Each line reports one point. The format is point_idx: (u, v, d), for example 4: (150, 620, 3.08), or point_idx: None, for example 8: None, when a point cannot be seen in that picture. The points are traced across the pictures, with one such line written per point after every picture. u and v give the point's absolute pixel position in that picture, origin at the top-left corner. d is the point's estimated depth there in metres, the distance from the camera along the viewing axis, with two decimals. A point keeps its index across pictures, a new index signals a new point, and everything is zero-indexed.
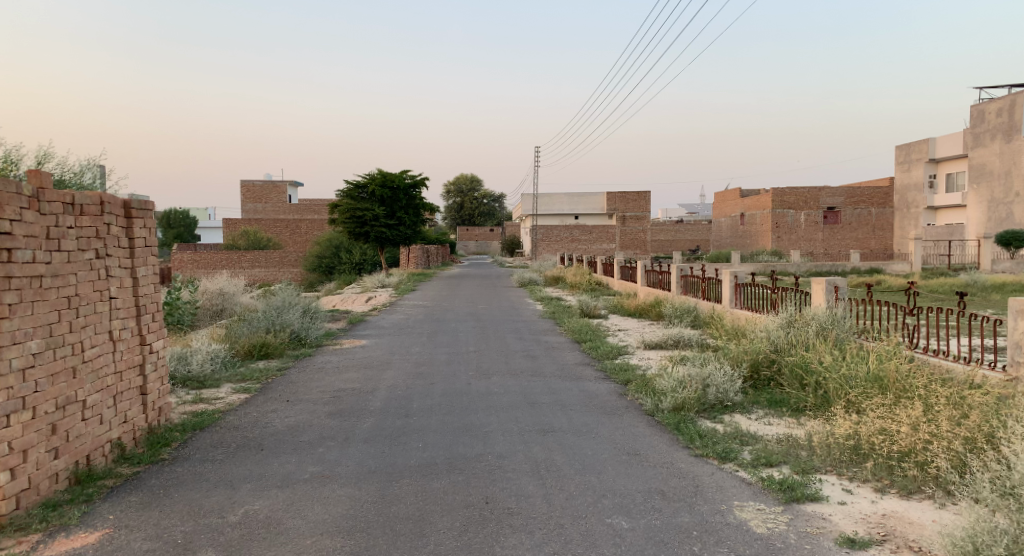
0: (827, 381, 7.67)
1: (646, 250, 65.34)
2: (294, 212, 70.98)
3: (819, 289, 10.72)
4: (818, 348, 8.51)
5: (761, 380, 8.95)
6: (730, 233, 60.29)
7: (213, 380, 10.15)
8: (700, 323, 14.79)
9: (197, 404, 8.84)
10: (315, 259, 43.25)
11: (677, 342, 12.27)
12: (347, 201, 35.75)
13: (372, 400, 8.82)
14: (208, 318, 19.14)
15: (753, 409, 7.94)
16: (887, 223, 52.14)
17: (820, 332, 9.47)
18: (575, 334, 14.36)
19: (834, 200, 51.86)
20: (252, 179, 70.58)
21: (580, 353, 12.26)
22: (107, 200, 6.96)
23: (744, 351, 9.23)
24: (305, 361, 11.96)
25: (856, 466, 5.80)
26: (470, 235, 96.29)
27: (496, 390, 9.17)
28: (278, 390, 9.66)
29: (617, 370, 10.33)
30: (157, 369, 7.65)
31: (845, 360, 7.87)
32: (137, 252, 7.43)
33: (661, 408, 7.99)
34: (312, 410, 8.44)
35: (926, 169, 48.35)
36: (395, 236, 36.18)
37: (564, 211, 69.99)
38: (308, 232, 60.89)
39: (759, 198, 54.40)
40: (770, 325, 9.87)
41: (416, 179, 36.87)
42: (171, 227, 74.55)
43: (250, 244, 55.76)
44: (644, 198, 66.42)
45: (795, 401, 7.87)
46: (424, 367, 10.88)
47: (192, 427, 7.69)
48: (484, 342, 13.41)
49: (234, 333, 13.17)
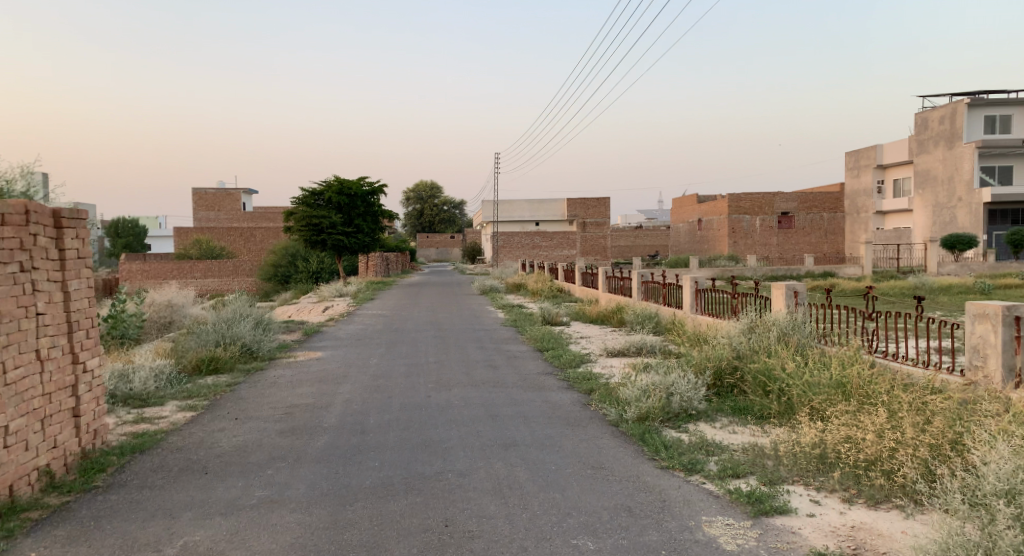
0: (791, 388, 7.54)
1: (607, 256, 65.50)
2: (249, 220, 69.66)
3: (779, 294, 10.69)
4: (781, 353, 8.41)
5: (725, 388, 8.82)
6: (688, 238, 60.83)
7: (157, 398, 9.68)
8: (662, 329, 14.68)
9: (138, 424, 8.39)
10: (272, 268, 42.36)
11: (639, 349, 12.14)
12: (304, 209, 35.09)
13: (327, 416, 8.46)
14: (156, 331, 18.47)
15: (717, 418, 7.79)
16: (839, 228, 53.17)
17: (781, 337, 9.39)
18: (536, 342, 14.14)
19: (788, 206, 52.72)
20: (204, 187, 69.08)
21: (542, 361, 12.03)
22: (33, 208, 6.57)
23: (706, 358, 9.10)
24: (256, 376, 11.52)
25: (823, 476, 5.65)
26: (430, 242, 95.76)
27: (457, 403, 8.89)
28: (228, 408, 9.23)
29: (580, 379, 10.12)
30: (92, 389, 7.22)
31: (808, 366, 7.76)
32: (67, 264, 7.01)
33: (625, 418, 7.80)
34: (262, 428, 8.05)
35: (874, 175, 49.43)
36: (352, 243, 35.59)
37: (524, 218, 69.94)
38: (264, 241, 59.77)
39: (715, 204, 55.03)
40: (732, 331, 9.78)
41: (375, 186, 36.37)
42: (120, 237, 72.51)
43: (203, 253, 54.45)
44: (603, 204, 66.72)
45: (759, 409, 7.75)
46: (382, 380, 10.53)
47: (132, 450, 7.28)
48: (443, 352, 13.10)
49: (182, 348, 12.66)
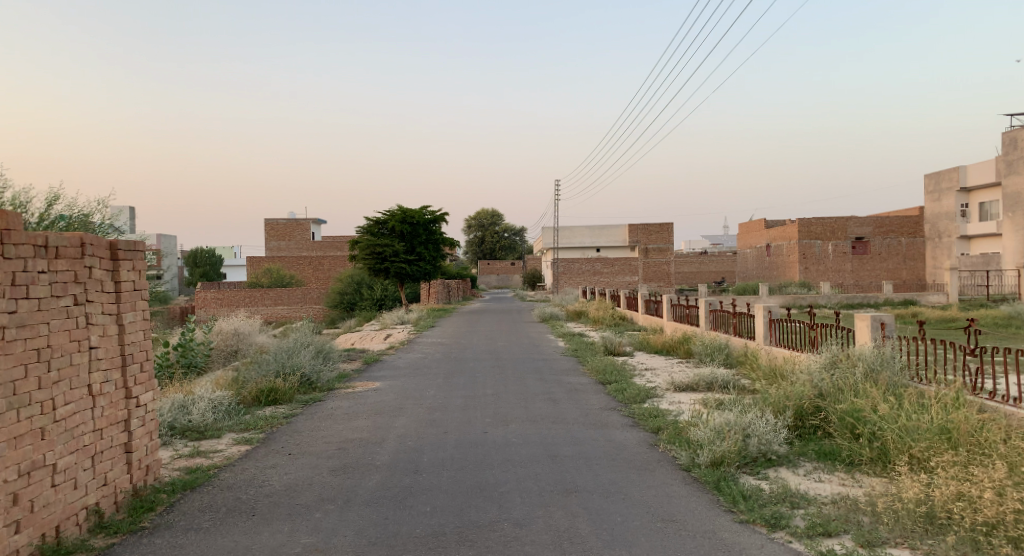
0: (884, 433, 6.86)
1: (671, 282, 64.31)
2: (316, 249, 71.09)
3: (864, 326, 9.98)
4: (872, 393, 7.71)
5: (808, 429, 8.13)
6: (756, 264, 59.15)
7: (214, 431, 9.52)
8: (733, 361, 13.90)
9: (193, 458, 8.22)
10: (337, 296, 42.90)
11: (710, 384, 11.46)
12: (368, 238, 35.47)
13: (381, 453, 8.11)
14: (221, 359, 18.63)
15: (800, 463, 7.15)
16: (919, 253, 50.86)
17: (868, 374, 8.66)
18: (598, 373, 13.58)
19: (863, 230, 50.81)
20: (275, 217, 70.85)
21: (605, 395, 11.46)
22: (89, 241, 6.47)
23: (785, 397, 8.43)
24: (314, 407, 11.30)
25: (932, 538, 4.98)
26: (492, 269, 96.06)
27: (515, 440, 8.43)
28: (282, 442, 8.99)
29: (646, 416, 9.54)
30: (145, 424, 7.05)
31: (903, 409, 7.07)
32: (123, 296, 6.88)
33: (697, 463, 7.21)
34: (313, 465, 7.76)
35: (957, 199, 47.17)
36: (415, 271, 35.66)
37: (587, 243, 69.47)
38: (331, 268, 60.86)
39: (785, 228, 53.43)
40: (813, 367, 9.12)
41: (438, 215, 36.50)
42: (196, 266, 74.73)
43: (273, 281, 55.67)
44: (666, 230, 65.66)
45: (848, 454, 7.07)
46: (439, 414, 10.16)
47: (182, 487, 7.06)
48: (502, 384, 12.65)
49: (243, 378, 12.58)
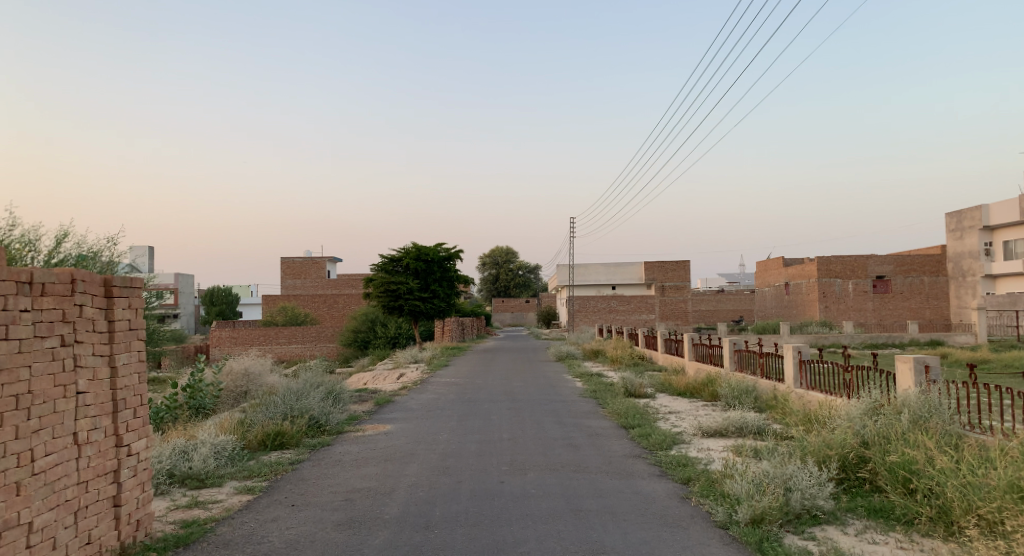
0: (945, 490, 6.27)
1: (688, 320, 63.10)
2: (331, 287, 70.96)
3: (906, 369, 9.35)
4: (924, 442, 7.11)
5: (855, 482, 7.51)
6: (775, 302, 58.25)
7: (216, 478, 8.98)
8: (762, 406, 13.20)
9: (190, 510, 7.68)
10: (351, 334, 42.60)
11: (739, 429, 10.80)
12: (382, 275, 35.12)
13: (389, 505, 7.52)
14: (230, 401, 18.15)
15: (849, 521, 6.55)
16: (942, 292, 49.80)
17: (914, 422, 8.03)
18: (620, 417, 12.90)
19: (884, 268, 49.93)
20: (291, 256, 70.96)
21: (629, 441, 10.82)
22: (80, 276, 6.00)
23: (825, 445, 7.83)
24: (322, 452, 10.75)
25: None
26: (506, 306, 95.60)
27: (535, 492, 7.81)
28: (285, 492, 8.43)
29: (673, 465, 8.90)
30: (138, 474, 6.52)
31: (961, 463, 6.49)
32: (116, 337, 6.39)
33: (736, 520, 6.59)
34: (318, 519, 7.19)
35: (980, 237, 46.33)
36: (429, 308, 35.23)
37: (602, 281, 68.87)
38: (346, 307, 60.59)
39: (803, 266, 52.71)
40: (853, 412, 8.47)
41: (452, 252, 36.14)
42: (213, 305, 74.45)
43: (287, 320, 55.43)
44: (683, 267, 64.84)
45: (904, 512, 6.48)
46: (453, 460, 9.57)
47: (175, 544, 6.50)
48: (520, 428, 12.03)
49: (248, 421, 12.04)
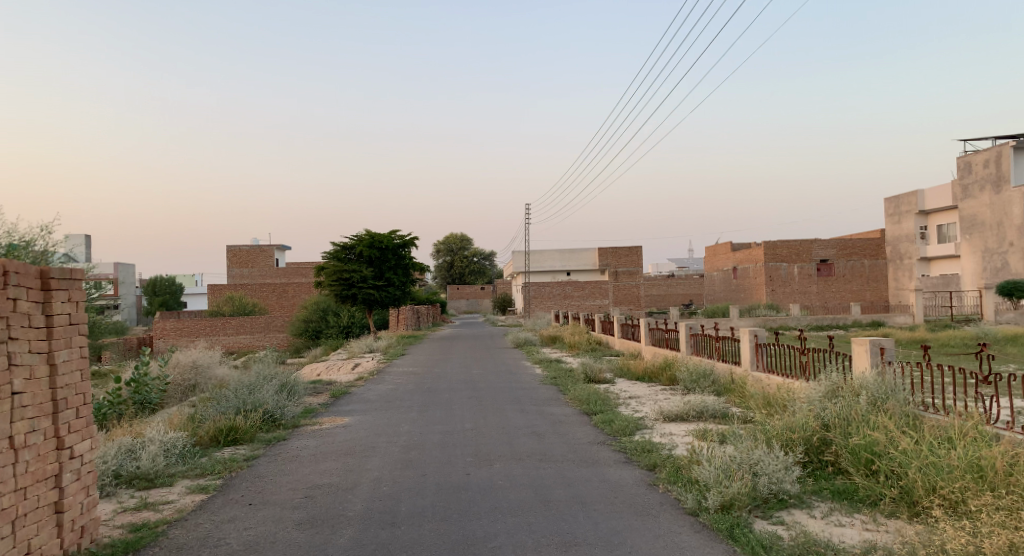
0: (907, 471, 6.33)
1: (640, 305, 63.86)
2: (281, 276, 69.66)
3: (863, 351, 9.46)
4: (884, 423, 7.19)
5: (818, 465, 7.57)
6: (724, 286, 59.17)
7: (166, 478, 8.62)
8: (721, 390, 13.28)
9: (139, 512, 7.34)
10: (302, 323, 41.83)
11: (700, 413, 10.83)
12: (334, 263, 34.48)
13: (352, 501, 7.29)
14: (178, 395, 17.57)
15: (815, 503, 6.57)
16: (881, 275, 51.26)
17: (873, 403, 8.11)
18: (582, 403, 12.83)
19: (827, 252, 51.14)
20: (239, 244, 69.32)
21: (591, 428, 10.76)
22: (14, 268, 5.59)
23: (788, 428, 7.87)
24: (278, 447, 10.43)
25: None
26: (460, 294, 95.22)
27: (501, 483, 7.67)
28: (241, 490, 8.11)
29: (638, 451, 8.84)
30: (81, 478, 6.16)
31: (921, 443, 6.57)
32: (55, 333, 6.00)
33: (705, 506, 6.55)
34: (276, 518, 6.91)
35: (916, 221, 47.76)
36: (383, 297, 34.75)
37: (556, 267, 69.05)
38: (296, 296, 59.48)
39: (751, 251, 53.61)
40: (814, 395, 8.53)
41: (406, 239, 35.66)
42: (157, 295, 72.31)
43: (236, 310, 54.20)
44: (635, 253, 65.37)
45: (867, 494, 6.55)
46: (415, 453, 9.37)
47: (123, 549, 6.18)
48: (481, 418, 11.85)
49: (199, 417, 11.61)
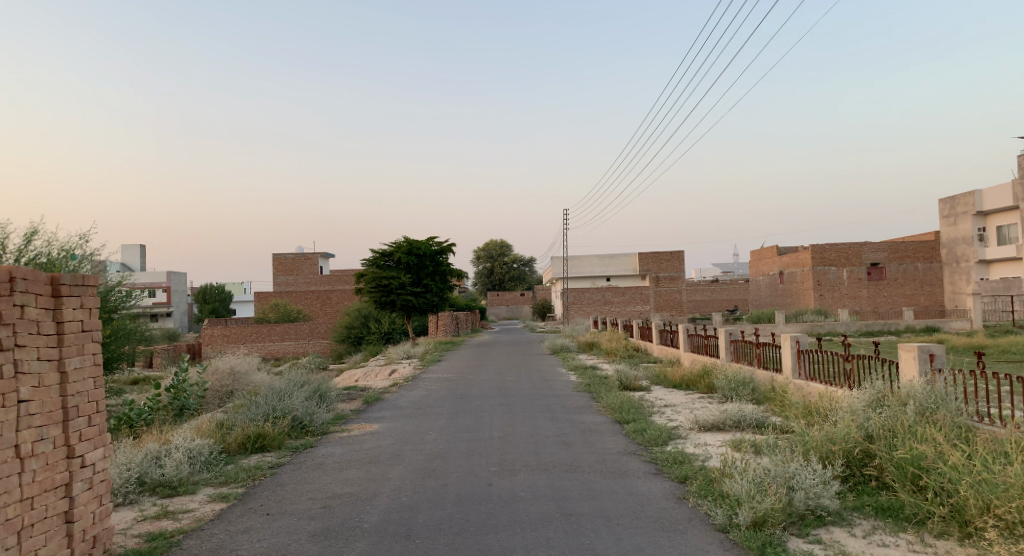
0: (959, 487, 5.86)
1: (683, 310, 62.87)
2: (325, 282, 70.42)
3: (910, 358, 8.96)
4: (933, 436, 6.70)
5: (860, 479, 7.12)
6: (770, 292, 57.92)
7: (189, 486, 8.55)
8: (760, 398, 12.78)
9: (158, 521, 7.24)
10: (344, 329, 42.15)
11: (737, 423, 10.39)
12: (374, 270, 34.59)
13: (369, 513, 7.08)
14: (216, 402, 17.71)
15: (856, 521, 6.15)
16: (936, 278, 49.55)
17: (921, 414, 7.61)
18: (614, 411, 12.49)
19: (878, 255, 49.65)
20: (283, 252, 70.29)
21: (622, 437, 10.41)
22: (21, 274, 5.51)
23: (827, 438, 7.44)
24: (304, 455, 10.32)
25: None
26: (501, 300, 95.18)
27: (524, 495, 7.39)
28: (260, 499, 7.98)
29: (670, 462, 8.50)
30: (94, 487, 6.08)
31: (972, 459, 6.09)
32: (65, 340, 5.93)
33: (736, 523, 6.17)
34: (292, 529, 6.75)
35: (974, 223, 46.04)
36: (422, 303, 34.76)
37: (597, 272, 68.46)
38: (339, 302, 60.01)
39: (798, 255, 52.29)
40: (856, 404, 8.07)
41: (444, 246, 35.63)
42: (206, 302, 73.65)
43: (280, 317, 54.87)
44: (677, 258, 64.50)
45: (913, 511, 6.11)
46: (440, 462, 9.14)
47: None
48: (510, 426, 11.58)
49: (229, 423, 11.59)
